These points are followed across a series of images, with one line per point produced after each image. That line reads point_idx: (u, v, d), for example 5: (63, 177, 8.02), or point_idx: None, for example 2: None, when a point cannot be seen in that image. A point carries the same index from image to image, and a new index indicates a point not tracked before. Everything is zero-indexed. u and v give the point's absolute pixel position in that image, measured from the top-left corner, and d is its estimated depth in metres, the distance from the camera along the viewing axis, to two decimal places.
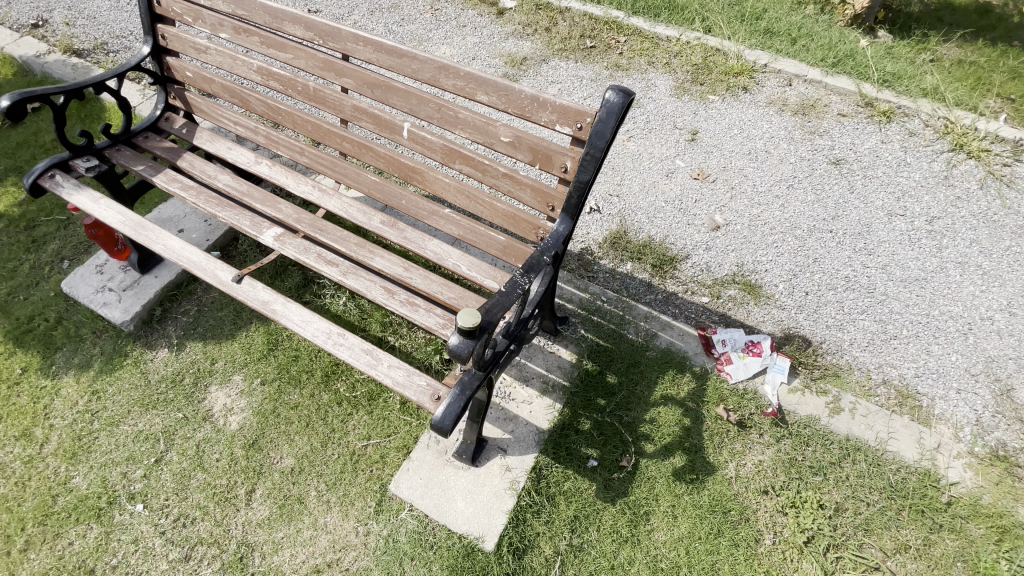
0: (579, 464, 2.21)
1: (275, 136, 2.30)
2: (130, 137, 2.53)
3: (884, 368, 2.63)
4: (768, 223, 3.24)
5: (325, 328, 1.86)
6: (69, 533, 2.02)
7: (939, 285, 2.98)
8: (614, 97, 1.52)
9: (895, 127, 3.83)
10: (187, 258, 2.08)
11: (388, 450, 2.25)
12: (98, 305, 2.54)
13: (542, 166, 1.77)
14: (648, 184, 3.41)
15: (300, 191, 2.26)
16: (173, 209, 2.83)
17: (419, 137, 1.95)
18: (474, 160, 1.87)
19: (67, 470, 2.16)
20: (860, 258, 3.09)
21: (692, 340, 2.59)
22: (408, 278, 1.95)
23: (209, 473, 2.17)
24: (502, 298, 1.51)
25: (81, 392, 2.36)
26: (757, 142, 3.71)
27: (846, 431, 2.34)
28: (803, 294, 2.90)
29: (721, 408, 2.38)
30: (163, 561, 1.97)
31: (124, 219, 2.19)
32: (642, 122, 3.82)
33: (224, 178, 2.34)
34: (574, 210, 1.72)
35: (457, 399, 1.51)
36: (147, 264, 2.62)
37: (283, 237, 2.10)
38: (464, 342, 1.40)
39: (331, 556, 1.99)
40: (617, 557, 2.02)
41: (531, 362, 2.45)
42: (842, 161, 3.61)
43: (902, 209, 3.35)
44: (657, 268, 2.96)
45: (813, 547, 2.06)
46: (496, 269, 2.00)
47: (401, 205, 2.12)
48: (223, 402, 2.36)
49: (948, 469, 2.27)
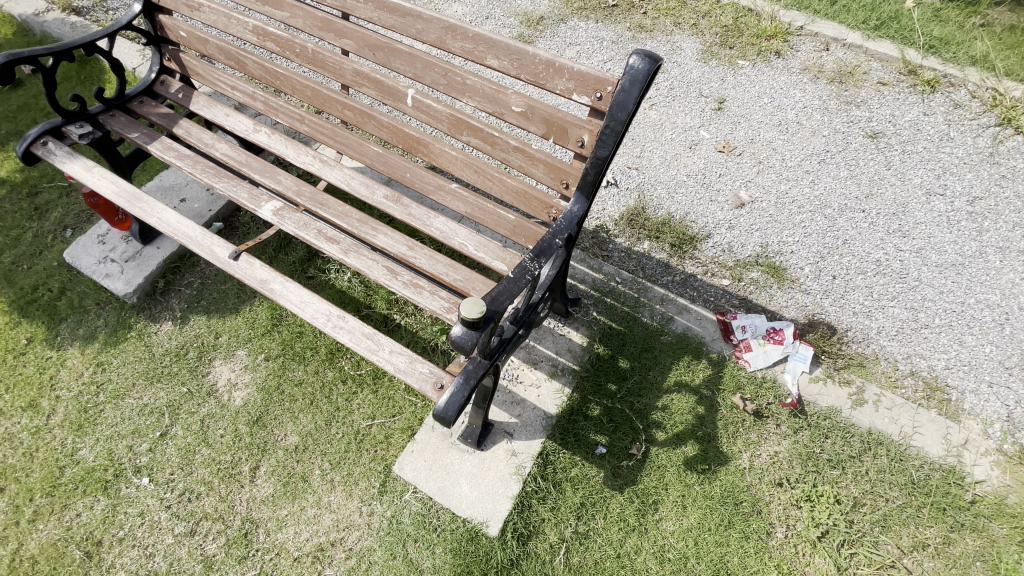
0: (588, 451, 2.16)
1: (274, 103, 2.17)
2: (125, 102, 2.42)
3: (912, 359, 2.49)
4: (796, 200, 3.05)
5: (324, 310, 1.78)
6: (76, 505, 2.03)
7: (977, 272, 2.79)
8: (639, 63, 1.36)
9: (940, 98, 3.54)
10: (183, 232, 2.00)
11: (393, 430, 2.21)
12: (101, 276, 2.49)
13: (556, 139, 1.63)
14: (669, 156, 3.22)
15: (300, 162, 2.14)
16: (175, 177, 2.75)
17: (424, 105, 1.81)
18: (483, 131, 1.73)
19: (74, 441, 2.17)
20: (893, 240, 2.90)
21: (710, 325, 2.48)
22: (412, 258, 1.84)
23: (213, 449, 2.16)
24: (510, 285, 1.41)
25: (86, 364, 2.35)
26: (788, 112, 3.46)
27: (868, 424, 2.24)
28: (830, 278, 2.75)
29: (738, 397, 2.29)
30: (168, 535, 1.98)
31: (119, 190, 2.10)
32: (665, 88, 3.59)
33: (222, 147, 2.22)
34: (589, 189, 1.57)
35: (461, 388, 1.43)
36: (149, 234, 2.56)
37: (283, 211, 2.00)
38: (468, 332, 1.30)
39: (335, 535, 1.98)
40: (623, 545, 1.98)
41: (540, 344, 2.37)
42: (879, 135, 3.36)
43: (942, 188, 3.13)
44: (676, 247, 2.81)
45: (827, 542, 2.00)
46: (506, 250, 1.88)
47: (405, 178, 1.99)
48: (227, 376, 2.34)
49: (974, 466, 2.16)
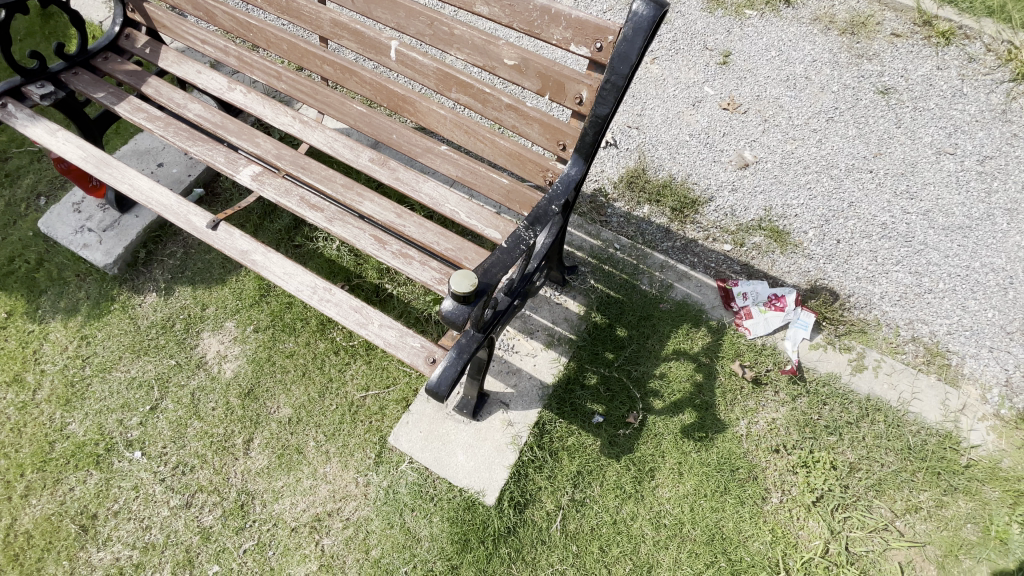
0: (584, 420, 2.14)
1: (248, 58, 2.01)
2: (89, 59, 2.24)
3: (914, 325, 2.45)
4: (801, 160, 2.94)
5: (309, 282, 1.71)
6: (69, 479, 2.02)
7: (983, 235, 2.72)
8: (643, 9, 1.23)
9: (954, 51, 3.36)
10: (157, 200, 1.89)
11: (387, 401, 2.18)
12: (79, 246, 2.39)
13: (552, 96, 1.51)
14: (671, 115, 3.07)
15: (279, 123, 2.01)
16: (151, 141, 2.61)
17: (409, 58, 1.67)
18: (473, 88, 1.61)
19: (62, 416, 2.13)
20: (900, 202, 2.81)
21: (710, 292, 2.42)
22: (400, 226, 1.75)
23: (205, 422, 2.13)
24: (503, 255, 1.32)
25: (70, 337, 2.29)
26: (796, 66, 3.29)
27: (867, 390, 2.22)
28: (834, 242, 2.67)
29: (737, 364, 2.26)
30: (163, 508, 1.97)
31: (86, 155, 1.98)
32: (668, 41, 3.39)
33: (195, 108, 2.07)
34: (588, 150, 1.46)
35: (453, 362, 1.36)
36: (126, 202, 2.45)
37: (262, 176, 1.89)
38: (459, 307, 1.23)
39: (332, 505, 1.98)
40: (619, 512, 1.99)
41: (536, 314, 2.31)
42: (890, 91, 3.21)
43: (952, 146, 3.01)
44: (677, 211, 2.72)
45: (822, 506, 2.01)
46: (499, 217, 1.79)
47: (391, 139, 1.87)
48: (216, 348, 2.28)
49: (971, 431, 2.16)
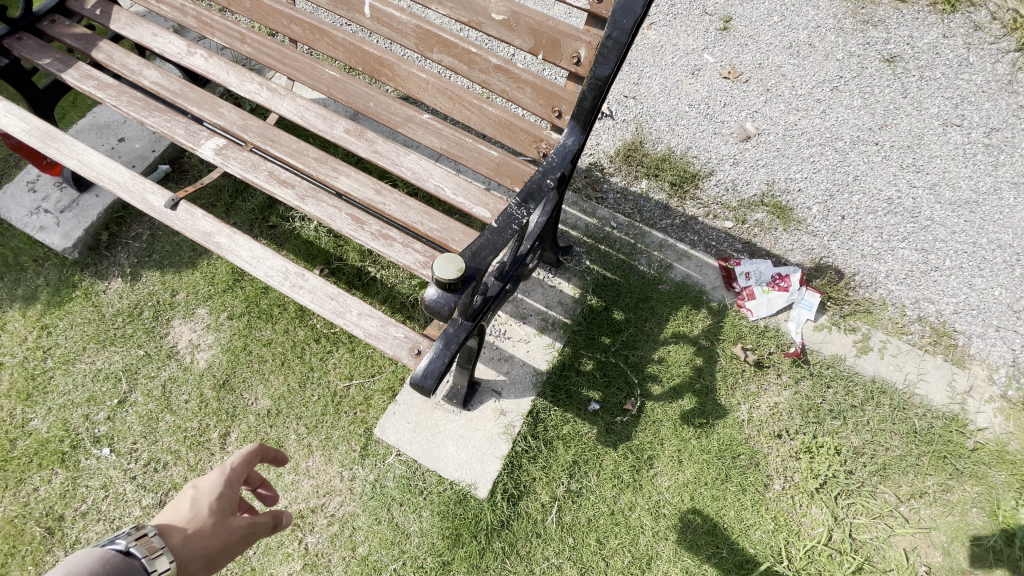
0: (580, 407, 2.04)
1: (208, 18, 1.82)
2: (34, 22, 2.02)
3: (920, 304, 2.36)
4: (805, 132, 2.80)
5: (281, 267, 1.57)
6: (33, 479, 1.89)
7: (990, 210, 2.62)
8: None
9: (959, 19, 3.21)
10: (111, 178, 1.72)
11: (372, 391, 2.07)
12: (35, 229, 2.22)
13: (546, 56, 1.36)
14: (669, 84, 2.91)
15: (245, 91, 1.83)
16: (109, 113, 2.41)
17: (385, 15, 1.50)
18: (457, 47, 1.45)
19: (23, 412, 1.99)
20: (906, 175, 2.70)
21: (711, 272, 2.31)
22: (380, 204, 1.60)
23: (178, 415, 2.00)
24: (493, 236, 1.19)
25: (29, 327, 2.13)
26: (800, 32, 3.12)
27: (872, 372, 2.15)
28: (838, 218, 2.56)
29: (738, 347, 2.16)
30: (135, 507, 1.86)
31: (29, 128, 1.79)
32: (665, 5, 3.19)
33: (151, 74, 1.88)
34: (585, 118, 1.31)
35: (440, 354, 1.24)
36: (84, 181, 2.26)
37: (226, 150, 1.72)
38: (445, 294, 1.10)
39: (315, 501, 1.88)
40: (617, 502, 1.91)
41: (529, 297, 2.19)
42: (896, 59, 3.06)
43: (959, 118, 2.89)
44: (675, 187, 2.58)
45: (825, 493, 1.95)
46: (488, 193, 1.65)
47: (368, 108, 1.71)
48: (188, 337, 2.14)
49: (977, 414, 2.10)
